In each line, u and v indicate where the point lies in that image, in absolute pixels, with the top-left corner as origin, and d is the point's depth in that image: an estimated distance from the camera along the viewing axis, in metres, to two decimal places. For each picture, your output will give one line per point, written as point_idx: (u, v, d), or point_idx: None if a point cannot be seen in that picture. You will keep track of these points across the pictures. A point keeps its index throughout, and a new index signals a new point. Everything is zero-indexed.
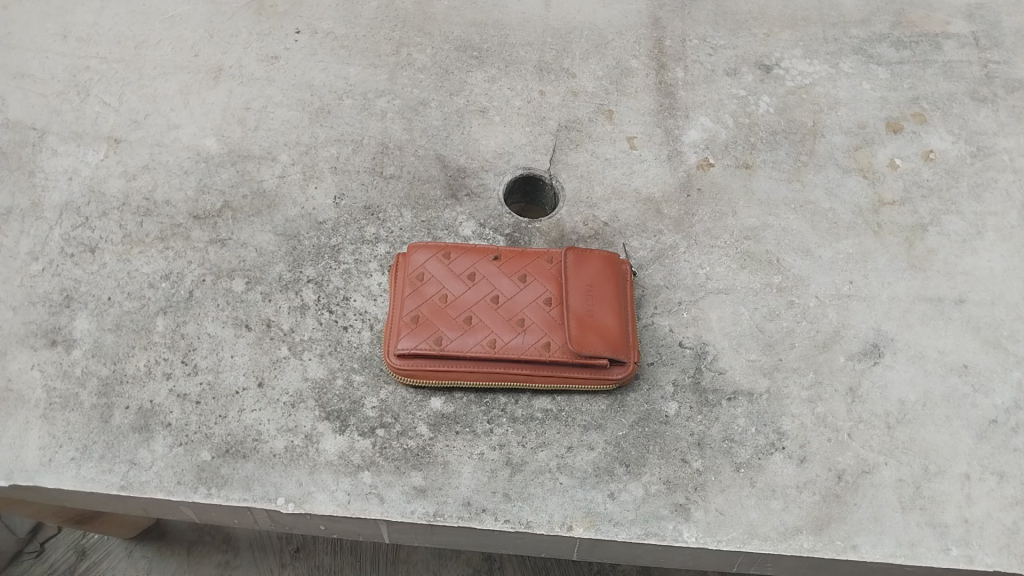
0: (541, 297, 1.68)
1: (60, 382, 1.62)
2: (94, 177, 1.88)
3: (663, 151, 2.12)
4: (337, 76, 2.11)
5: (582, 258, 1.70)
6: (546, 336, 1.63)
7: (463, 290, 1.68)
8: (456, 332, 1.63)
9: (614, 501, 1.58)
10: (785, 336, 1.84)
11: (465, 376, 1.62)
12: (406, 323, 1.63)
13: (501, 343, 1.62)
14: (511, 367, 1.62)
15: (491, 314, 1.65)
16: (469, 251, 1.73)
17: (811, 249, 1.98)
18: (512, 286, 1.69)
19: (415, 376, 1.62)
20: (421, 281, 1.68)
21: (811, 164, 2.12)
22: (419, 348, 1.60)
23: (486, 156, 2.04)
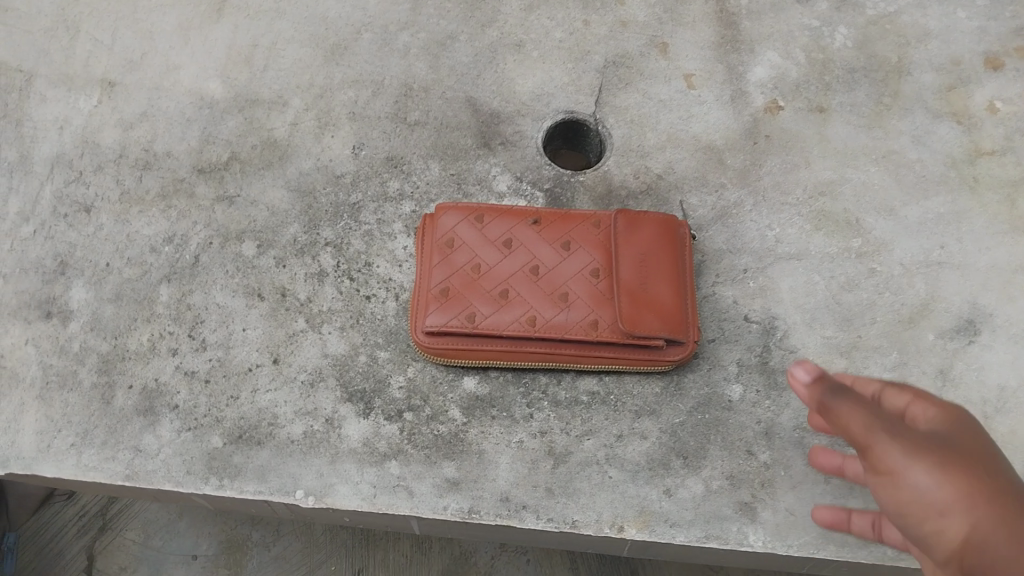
0: (587, 267, 1.48)
1: (58, 359, 1.47)
2: (87, 127, 1.70)
3: (725, 91, 1.85)
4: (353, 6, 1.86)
5: (635, 223, 1.49)
6: (594, 313, 1.43)
7: (498, 259, 1.48)
8: (491, 307, 1.44)
9: (670, 499, 1.42)
10: (866, 309, 1.64)
11: (501, 356, 1.44)
12: (434, 296, 1.45)
13: (542, 320, 1.43)
14: (553, 347, 1.43)
15: (530, 286, 1.46)
16: (505, 214, 1.52)
17: (894, 207, 1.74)
18: (554, 254, 1.49)
19: (445, 356, 1.44)
20: (451, 248, 1.49)
21: (895, 107, 1.85)
22: (449, 325, 1.42)
23: (523, 98, 1.80)
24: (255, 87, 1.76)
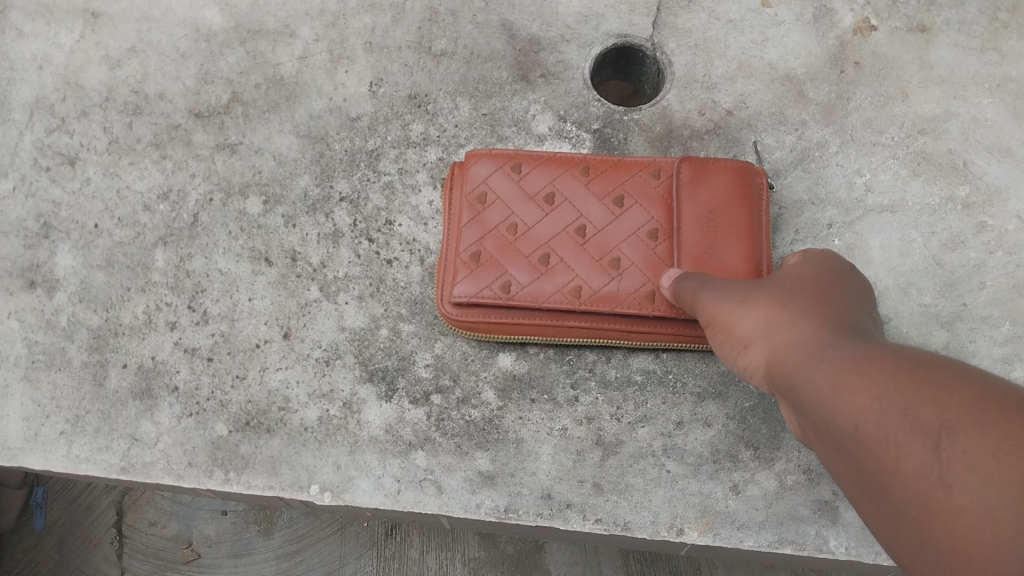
0: (643, 227, 1.24)
1: (44, 335, 1.36)
2: (69, 66, 1.50)
3: (809, 8, 1.55)
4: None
5: (703, 172, 1.22)
6: (651, 282, 1.21)
7: (539, 217, 1.26)
8: (529, 275, 1.23)
9: (738, 497, 1.22)
10: (973, 272, 1.39)
11: (541, 332, 1.23)
12: (464, 261, 1.24)
13: (588, 291, 1.21)
14: (601, 322, 1.21)
15: (574, 251, 1.24)
16: (548, 162, 1.28)
17: (1011, 148, 1.46)
18: (604, 211, 1.25)
19: (477, 331, 1.24)
20: (483, 203, 1.26)
21: (1015, 24, 1.53)
22: (479, 296, 1.21)
23: (567, 21, 1.53)
24: (257, 13, 1.53)
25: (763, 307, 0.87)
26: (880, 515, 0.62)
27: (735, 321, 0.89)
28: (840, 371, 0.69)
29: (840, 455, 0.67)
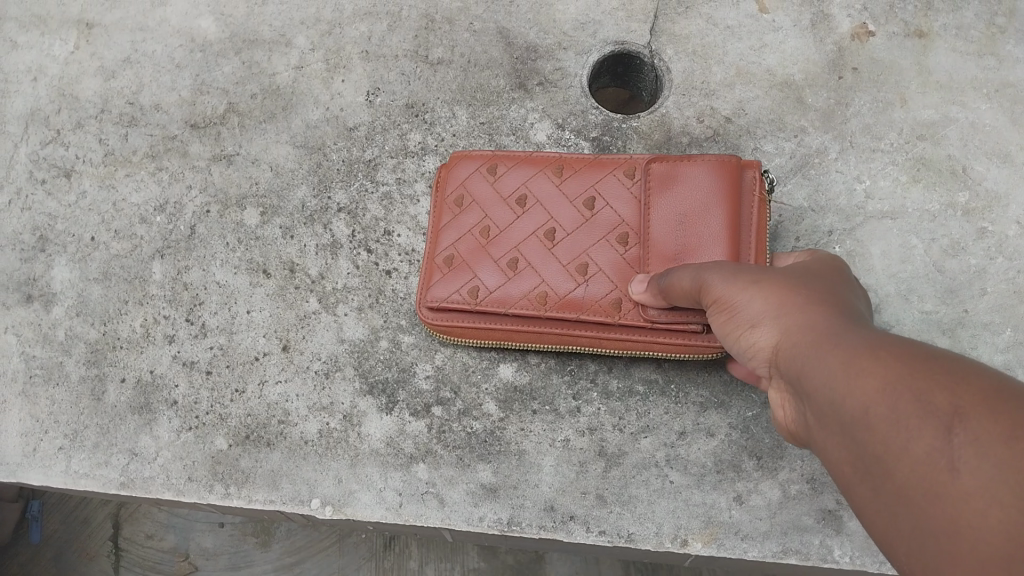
0: (614, 230, 1.17)
1: (41, 350, 1.34)
2: (64, 77, 1.49)
3: (806, 14, 1.55)
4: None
5: (675, 171, 1.14)
6: (618, 290, 1.14)
7: (511, 219, 1.22)
8: (498, 279, 1.19)
9: (742, 507, 1.22)
10: (974, 278, 1.39)
11: (510, 338, 1.20)
12: (439, 264, 1.23)
13: (554, 297, 1.16)
14: (569, 329, 1.16)
15: (543, 254, 1.19)
16: (524, 162, 1.24)
17: (1010, 153, 1.45)
18: (575, 214, 1.20)
19: (450, 334, 1.22)
20: (460, 206, 1.25)
21: (1012, 29, 1.53)
22: (448, 300, 1.19)
23: (565, 28, 1.52)
24: (253, 23, 1.52)
25: (767, 287, 0.80)
26: (879, 506, 0.58)
27: (730, 295, 0.82)
28: (852, 357, 0.64)
29: (846, 443, 0.62)
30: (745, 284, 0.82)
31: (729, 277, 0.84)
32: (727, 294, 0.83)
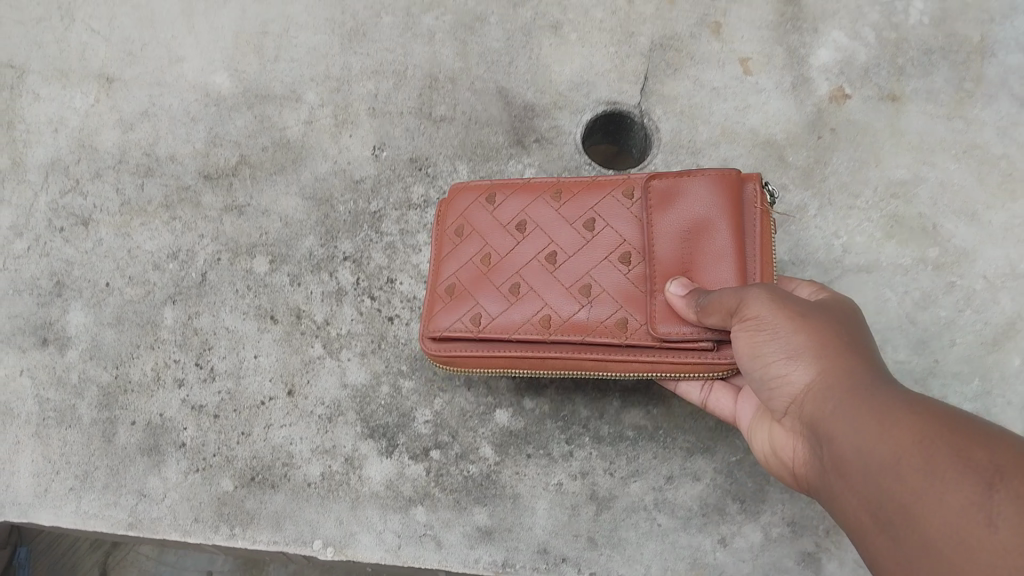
0: (615, 250, 1.13)
1: (55, 392, 1.40)
2: (84, 128, 1.56)
3: (786, 77, 1.65)
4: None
5: (676, 188, 1.11)
6: (625, 309, 1.10)
7: (512, 245, 1.18)
8: (501, 305, 1.15)
9: (726, 549, 1.27)
10: (944, 330, 1.47)
11: (514, 365, 1.14)
12: (440, 294, 1.19)
13: (559, 319, 1.11)
14: (577, 351, 1.10)
15: (545, 278, 1.15)
16: (521, 188, 1.21)
17: (976, 211, 1.54)
18: (575, 236, 1.16)
19: (455, 365, 1.17)
20: (460, 235, 1.22)
21: (978, 94, 1.63)
22: (453, 327, 1.15)
23: (560, 88, 1.61)
24: (266, 77, 1.60)
25: (811, 333, 0.90)
26: (899, 543, 0.68)
27: (771, 331, 0.91)
28: (908, 421, 0.72)
29: (878, 488, 0.72)
30: (788, 324, 0.91)
31: (773, 313, 0.92)
32: (767, 330, 0.91)
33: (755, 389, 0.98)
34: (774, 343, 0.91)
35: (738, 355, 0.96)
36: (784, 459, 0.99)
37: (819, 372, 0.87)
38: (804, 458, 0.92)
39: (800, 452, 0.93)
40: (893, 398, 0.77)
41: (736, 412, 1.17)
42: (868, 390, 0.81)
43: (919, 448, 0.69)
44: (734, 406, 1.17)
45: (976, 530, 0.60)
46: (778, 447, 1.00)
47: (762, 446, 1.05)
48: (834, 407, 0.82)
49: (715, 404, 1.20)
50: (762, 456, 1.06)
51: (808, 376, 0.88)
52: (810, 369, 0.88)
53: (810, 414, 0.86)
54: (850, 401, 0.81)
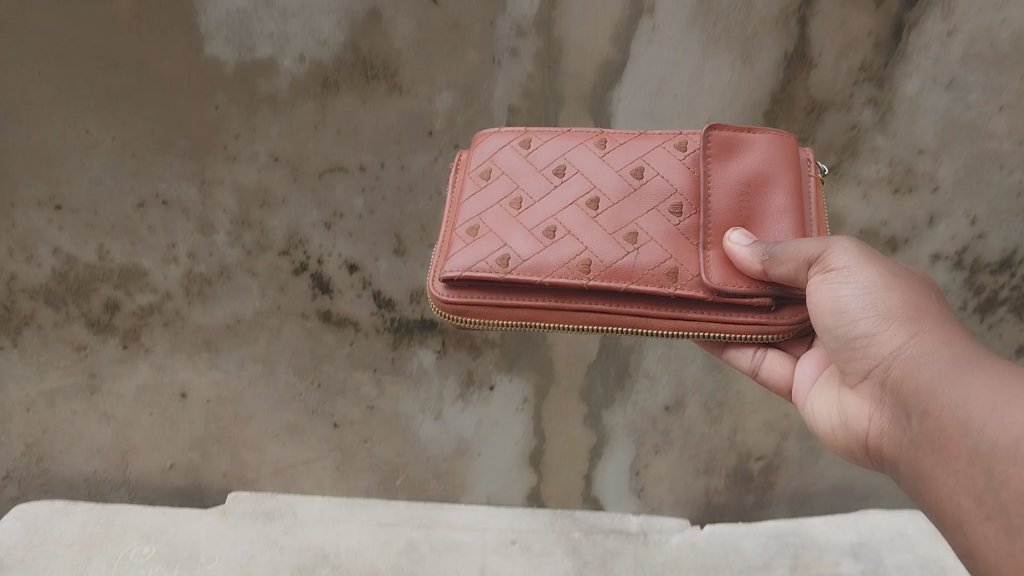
0: (666, 198, 1.15)
1: None
2: None
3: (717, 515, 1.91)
4: (292, 458, 1.96)
5: (736, 136, 1.15)
6: (674, 258, 1.10)
7: (547, 188, 1.17)
8: (533, 246, 1.12)
9: None
10: None
11: (546, 317, 1.12)
12: (460, 235, 1.14)
13: (601, 262, 1.10)
14: (615, 305, 1.11)
15: (582, 218, 1.14)
16: (562, 133, 1.22)
17: None
18: (621, 182, 1.16)
19: (472, 317, 1.13)
20: (486, 179, 1.19)
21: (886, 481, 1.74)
22: (473, 269, 1.10)
23: None
24: (209, 550, 1.86)
25: (900, 294, 0.95)
26: (964, 453, 0.81)
27: (848, 276, 0.96)
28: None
29: (944, 407, 0.85)
30: (875, 279, 0.96)
31: (858, 264, 0.97)
32: (844, 276, 0.97)
33: (831, 349, 1.03)
34: (853, 290, 0.96)
35: (817, 308, 1.00)
36: (847, 429, 1.04)
37: (914, 339, 0.91)
38: (873, 419, 0.98)
39: (870, 414, 0.99)
40: (966, 346, 0.88)
41: (791, 375, 1.19)
42: (960, 351, 0.88)
43: (989, 381, 0.83)
44: (791, 371, 1.19)
45: (1006, 406, 0.79)
46: (843, 414, 1.05)
47: (823, 420, 1.09)
48: (933, 377, 0.88)
49: (767, 368, 1.22)
50: (821, 430, 1.10)
51: (901, 340, 0.92)
52: (900, 331, 0.92)
53: (897, 384, 0.92)
54: (946, 368, 0.87)
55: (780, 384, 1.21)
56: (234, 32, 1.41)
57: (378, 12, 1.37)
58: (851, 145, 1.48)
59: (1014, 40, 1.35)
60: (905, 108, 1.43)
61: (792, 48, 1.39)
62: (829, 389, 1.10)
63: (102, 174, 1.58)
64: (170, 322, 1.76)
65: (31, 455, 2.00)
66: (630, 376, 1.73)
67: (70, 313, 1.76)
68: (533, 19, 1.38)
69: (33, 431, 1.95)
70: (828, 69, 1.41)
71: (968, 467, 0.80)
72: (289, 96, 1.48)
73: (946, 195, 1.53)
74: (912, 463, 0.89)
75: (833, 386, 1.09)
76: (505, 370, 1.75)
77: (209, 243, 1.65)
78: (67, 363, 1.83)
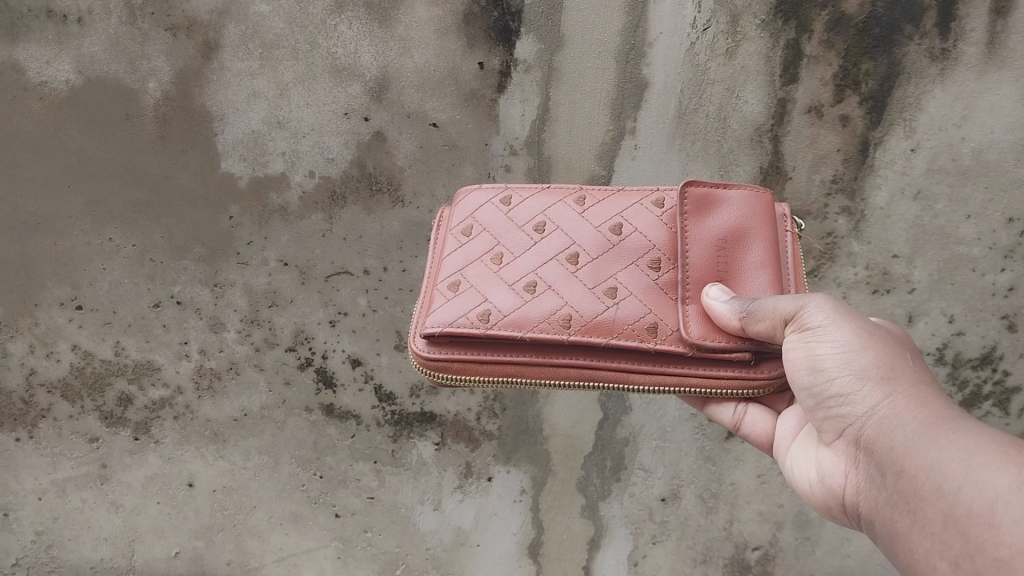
0: (645, 253, 0.97)
1: None
2: None
3: None
4: (297, 548, 1.75)
5: (713, 193, 0.97)
6: (656, 314, 0.93)
7: (527, 245, 1.00)
8: (513, 301, 0.95)
9: None
10: None
11: (526, 372, 0.95)
12: (440, 290, 0.99)
13: (582, 317, 0.93)
14: (594, 360, 0.94)
15: (561, 273, 0.97)
16: (540, 188, 1.05)
17: None
18: (600, 239, 0.99)
19: (453, 373, 0.97)
20: (468, 236, 1.03)
21: None
22: (453, 325, 0.94)
23: None
24: None
25: (879, 349, 0.78)
26: (938, 515, 0.66)
27: (821, 335, 0.80)
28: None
29: (919, 470, 0.69)
30: (852, 336, 0.79)
31: (834, 320, 0.81)
32: (820, 334, 0.80)
33: (806, 409, 0.87)
34: (829, 350, 0.80)
35: (794, 366, 0.85)
36: (825, 486, 0.87)
37: (890, 399, 0.75)
38: (849, 479, 0.82)
39: (846, 474, 0.83)
40: (948, 408, 0.73)
41: (773, 432, 1.03)
42: (939, 411, 0.72)
43: (968, 444, 0.67)
44: (772, 427, 1.03)
45: (987, 473, 0.64)
46: (821, 473, 0.88)
47: (802, 479, 0.92)
48: (909, 438, 0.72)
49: (749, 424, 1.05)
50: (800, 488, 0.93)
51: (875, 400, 0.76)
52: (878, 390, 0.76)
53: (877, 448, 0.75)
54: (922, 428, 0.71)
55: (762, 442, 1.04)
56: (248, 150, 1.62)
57: (382, 133, 1.58)
58: (829, 250, 1.53)
59: (976, 155, 1.47)
60: (877, 216, 1.50)
61: (765, 162, 1.51)
62: (808, 446, 0.94)
63: (122, 277, 1.69)
64: (180, 415, 1.74)
65: (41, 544, 1.81)
66: (626, 467, 1.67)
67: (85, 407, 1.75)
68: (523, 140, 1.56)
69: (43, 519, 1.81)
70: (802, 181, 1.51)
71: (942, 531, 0.65)
72: (299, 208, 1.63)
73: (923, 295, 1.52)
74: (888, 528, 0.73)
75: (812, 442, 0.94)
76: (503, 462, 1.69)
77: (220, 340, 1.69)
78: (80, 456, 1.77)
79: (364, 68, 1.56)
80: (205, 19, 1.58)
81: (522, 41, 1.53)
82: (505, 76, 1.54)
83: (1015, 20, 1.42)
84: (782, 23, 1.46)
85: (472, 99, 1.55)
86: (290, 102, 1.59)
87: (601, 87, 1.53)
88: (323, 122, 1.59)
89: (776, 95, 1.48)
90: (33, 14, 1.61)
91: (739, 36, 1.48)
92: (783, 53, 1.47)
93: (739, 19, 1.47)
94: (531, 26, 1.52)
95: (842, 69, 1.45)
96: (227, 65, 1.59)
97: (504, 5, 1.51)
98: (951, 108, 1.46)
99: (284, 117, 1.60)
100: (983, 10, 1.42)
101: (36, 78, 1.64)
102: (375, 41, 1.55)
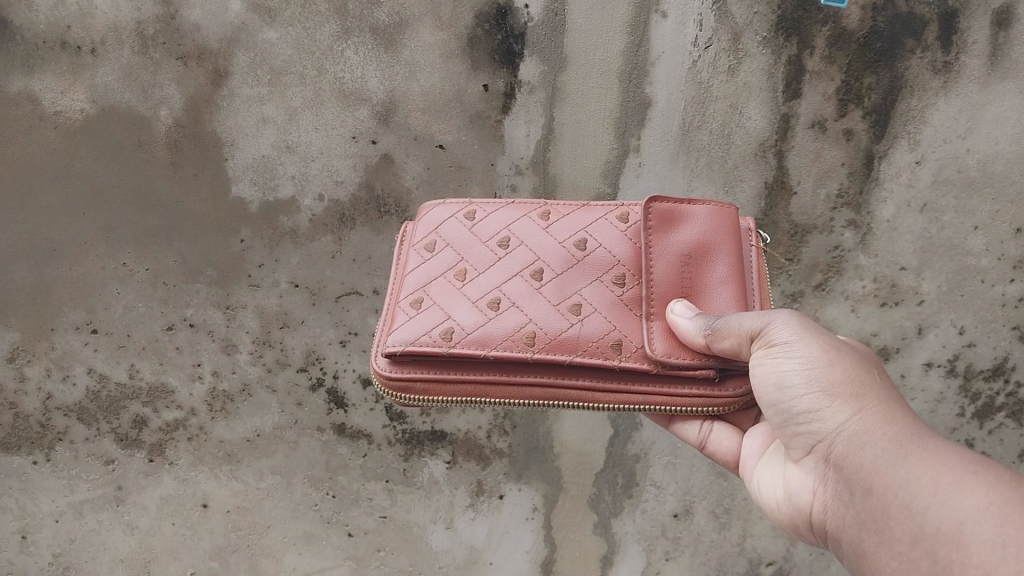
0: (609, 268, 0.98)
1: None
2: None
3: None
4: (311, 568, 1.75)
5: (677, 209, 0.99)
6: (621, 331, 0.94)
7: (491, 260, 1.01)
8: (477, 318, 0.96)
9: None
10: None
11: (490, 392, 0.95)
12: (405, 307, 0.99)
13: (546, 334, 0.93)
14: (558, 378, 0.94)
15: (527, 289, 0.98)
16: (507, 203, 1.06)
17: None
18: (564, 254, 1.00)
19: (416, 393, 0.97)
20: (431, 251, 1.04)
21: None
22: (417, 343, 0.94)
23: None
24: None
25: (846, 367, 0.80)
26: (906, 533, 0.66)
27: (790, 351, 0.81)
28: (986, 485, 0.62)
29: (887, 487, 0.70)
30: (818, 353, 0.81)
31: (801, 337, 0.82)
32: (786, 350, 0.82)
33: (773, 425, 0.87)
34: (796, 367, 0.81)
35: (759, 384, 0.85)
36: (792, 503, 0.87)
37: (858, 415, 0.76)
38: (816, 497, 0.82)
39: (812, 493, 0.83)
40: (915, 427, 0.74)
41: (739, 451, 1.03)
42: (906, 429, 0.73)
43: (935, 463, 0.68)
44: (738, 445, 1.04)
45: (955, 492, 0.65)
46: (788, 490, 0.88)
47: (768, 498, 0.92)
48: (877, 456, 0.73)
49: (714, 443, 1.06)
50: (766, 507, 0.93)
51: (843, 416, 0.77)
52: (845, 407, 0.77)
53: (847, 465, 0.76)
54: (890, 446, 0.72)
55: (726, 461, 1.05)
56: (258, 175, 1.64)
57: (390, 156, 1.60)
58: (836, 264, 1.52)
59: (981, 166, 1.47)
60: (883, 229, 1.50)
61: (770, 177, 1.52)
62: (774, 465, 0.94)
63: (135, 300, 1.72)
64: (193, 436, 1.75)
65: (58, 567, 1.81)
66: (638, 484, 1.67)
67: (101, 430, 1.77)
68: (529, 160, 1.58)
69: (59, 541, 1.81)
70: (808, 196, 1.51)
71: (910, 549, 0.66)
72: (308, 230, 1.65)
73: (932, 307, 1.51)
74: (855, 547, 0.74)
75: (778, 460, 0.93)
76: (514, 480, 1.69)
77: (232, 361, 1.71)
78: (96, 478, 1.79)
79: (370, 92, 1.59)
80: (215, 47, 1.61)
81: (525, 62, 1.55)
82: (510, 97, 1.56)
83: (1015, 33, 1.44)
84: (784, 40, 1.47)
85: (477, 120, 1.57)
86: (299, 127, 1.62)
87: (604, 105, 1.55)
88: (331, 146, 1.62)
89: (779, 110, 1.50)
90: (48, 46, 1.65)
91: (741, 53, 1.50)
92: (785, 69, 1.48)
93: (741, 36, 1.49)
94: (534, 48, 1.54)
95: (844, 84, 1.47)
96: (236, 91, 1.62)
97: (507, 28, 1.54)
98: (955, 121, 1.46)
99: (293, 141, 1.62)
100: (984, 23, 1.44)
101: (51, 107, 1.67)
102: (382, 66, 1.58)
